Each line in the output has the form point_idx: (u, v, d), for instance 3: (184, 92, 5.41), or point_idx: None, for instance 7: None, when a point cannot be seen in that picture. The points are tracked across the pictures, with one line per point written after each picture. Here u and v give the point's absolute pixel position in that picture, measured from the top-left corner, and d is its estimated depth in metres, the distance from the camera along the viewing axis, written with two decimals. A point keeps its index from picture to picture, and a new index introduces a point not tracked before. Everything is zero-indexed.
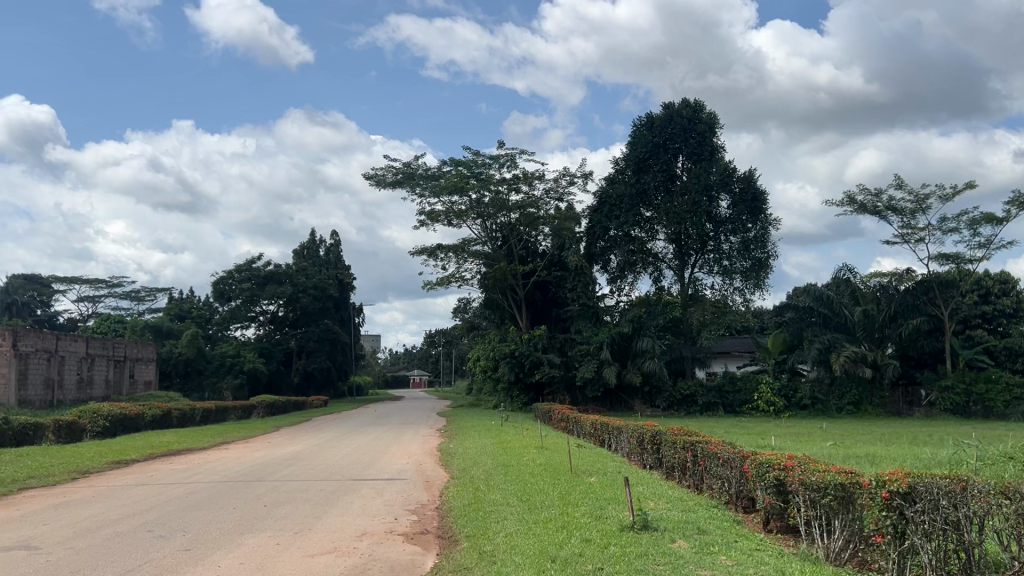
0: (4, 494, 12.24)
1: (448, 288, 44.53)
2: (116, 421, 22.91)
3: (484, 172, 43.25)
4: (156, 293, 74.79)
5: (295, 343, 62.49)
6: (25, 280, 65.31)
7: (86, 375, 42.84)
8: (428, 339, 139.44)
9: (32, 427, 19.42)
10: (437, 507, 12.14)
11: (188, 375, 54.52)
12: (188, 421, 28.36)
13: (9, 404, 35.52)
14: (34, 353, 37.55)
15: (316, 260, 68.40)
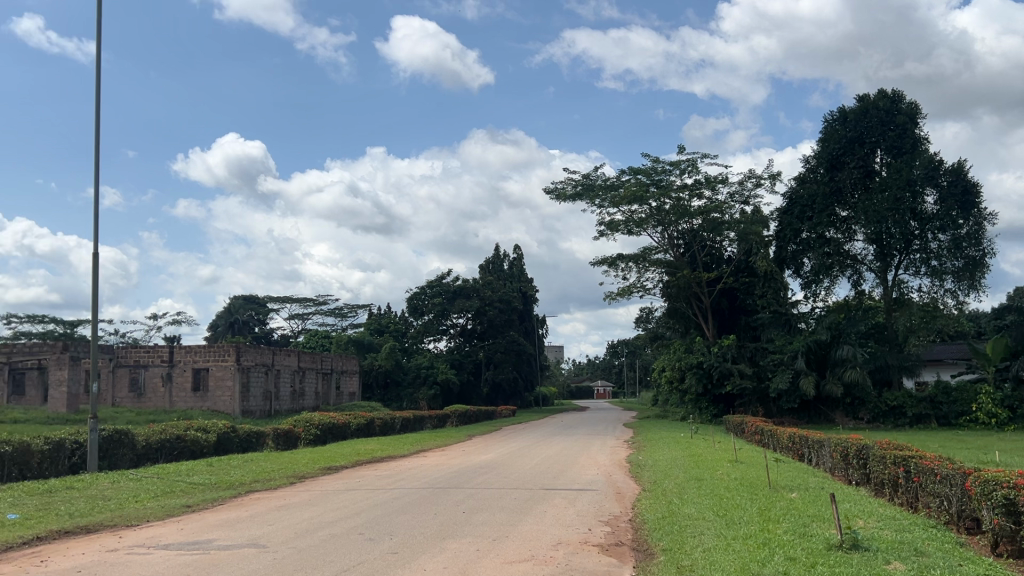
0: (234, 495, 13.48)
1: (630, 298, 44.22)
2: (326, 430, 24.59)
3: (665, 179, 42.66)
4: (357, 310, 79.61)
5: (482, 355, 63.98)
6: (244, 301, 71.45)
7: (298, 387, 46.35)
8: (612, 350, 139.29)
9: (254, 435, 21.27)
10: (631, 518, 12.03)
11: (387, 387, 58.28)
12: (388, 429, 29.96)
13: (235, 413, 39.06)
14: (254, 367, 41.03)
15: (500, 274, 70.29)
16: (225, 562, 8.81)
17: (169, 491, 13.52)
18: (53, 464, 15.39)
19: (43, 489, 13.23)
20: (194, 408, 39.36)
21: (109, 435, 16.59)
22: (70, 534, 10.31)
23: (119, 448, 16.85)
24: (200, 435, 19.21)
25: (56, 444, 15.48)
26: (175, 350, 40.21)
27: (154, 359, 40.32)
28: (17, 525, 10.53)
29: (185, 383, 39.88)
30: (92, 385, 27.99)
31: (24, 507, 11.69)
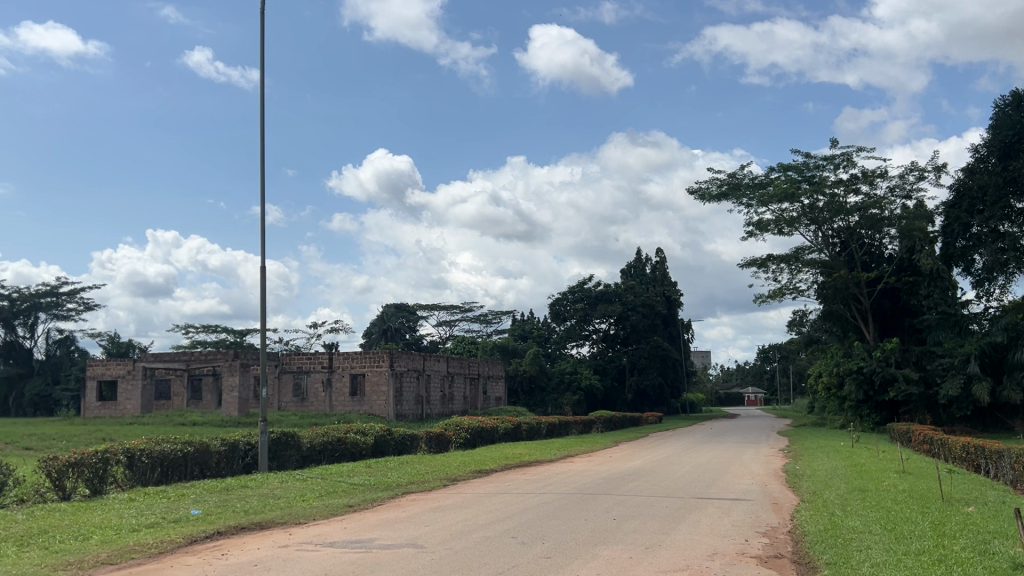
0: (392, 496, 14.03)
1: (781, 301, 42.62)
2: (475, 434, 25.13)
3: (817, 174, 40.89)
4: (501, 316, 80.91)
5: (626, 360, 63.66)
6: (396, 309, 74.18)
7: (447, 392, 47.67)
8: (762, 355, 134.54)
9: (409, 438, 22.06)
10: (791, 531, 11.55)
11: (532, 392, 58.30)
12: (535, 434, 30.25)
13: (389, 417, 40.63)
14: (406, 372, 42.53)
15: (642, 279, 69.53)
16: (386, 561, 9.15)
17: (332, 491, 14.22)
18: (229, 463, 16.56)
19: (222, 486, 14.27)
20: (352, 411, 41.27)
21: (277, 437, 17.67)
22: (245, 530, 11.03)
23: (287, 450, 17.91)
24: (359, 438, 20.11)
25: (231, 445, 16.65)
26: (334, 356, 42.29)
27: (315, 365, 42.58)
28: (199, 520, 11.39)
29: (344, 388, 41.87)
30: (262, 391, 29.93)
31: (206, 503, 12.66)
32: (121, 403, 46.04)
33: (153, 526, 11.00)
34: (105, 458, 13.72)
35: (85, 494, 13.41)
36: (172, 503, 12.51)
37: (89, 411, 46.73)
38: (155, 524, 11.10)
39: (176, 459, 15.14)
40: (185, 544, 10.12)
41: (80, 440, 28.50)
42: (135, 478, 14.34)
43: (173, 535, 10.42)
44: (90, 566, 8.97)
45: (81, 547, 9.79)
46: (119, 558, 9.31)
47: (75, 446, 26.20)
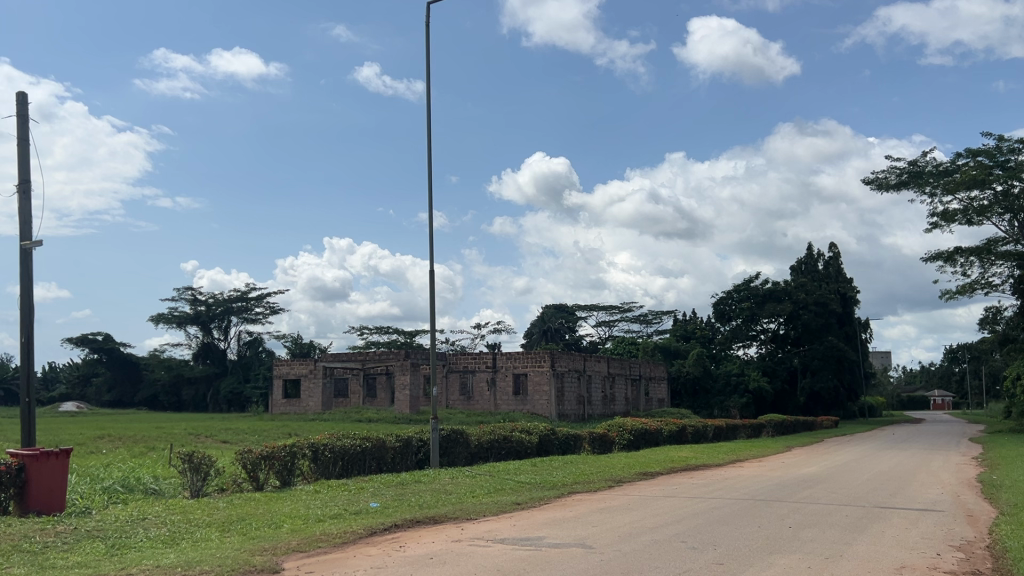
0: (558, 496, 14.14)
1: (972, 297, 39.35)
2: (639, 435, 24.91)
3: (1011, 159, 37.53)
4: (663, 316, 79.74)
5: (798, 361, 61.02)
6: (555, 310, 74.78)
7: (609, 393, 47.59)
8: (949, 356, 124.73)
9: (573, 438, 22.18)
10: (988, 546, 10.65)
11: (697, 394, 57.39)
12: (701, 437, 29.58)
13: (552, 416, 41.05)
14: (567, 373, 42.81)
15: (814, 276, 66.34)
16: (555, 560, 9.22)
17: (499, 488, 14.54)
18: (403, 458, 17.33)
19: (397, 481, 14.94)
20: (516, 410, 41.98)
21: (447, 434, 18.30)
22: (420, 523, 11.48)
23: (456, 446, 18.51)
24: (524, 436, 20.43)
25: (405, 441, 17.39)
26: (497, 356, 43.21)
27: (479, 365, 43.65)
28: (377, 513, 11.96)
29: (507, 387, 42.66)
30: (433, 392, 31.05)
31: (383, 496, 13.31)
32: (304, 400, 49.30)
33: (336, 517, 11.66)
34: (293, 451, 14.70)
35: (276, 485, 14.43)
36: (352, 495, 13.22)
37: (276, 407, 50.24)
38: (339, 515, 11.77)
39: (355, 453, 15.99)
40: (366, 535, 10.66)
41: (270, 434, 30.75)
42: (318, 470, 15.30)
43: (356, 526, 11.02)
44: (284, 552, 9.64)
45: (275, 534, 10.57)
46: (308, 546, 9.94)
47: (266, 440, 28.25)
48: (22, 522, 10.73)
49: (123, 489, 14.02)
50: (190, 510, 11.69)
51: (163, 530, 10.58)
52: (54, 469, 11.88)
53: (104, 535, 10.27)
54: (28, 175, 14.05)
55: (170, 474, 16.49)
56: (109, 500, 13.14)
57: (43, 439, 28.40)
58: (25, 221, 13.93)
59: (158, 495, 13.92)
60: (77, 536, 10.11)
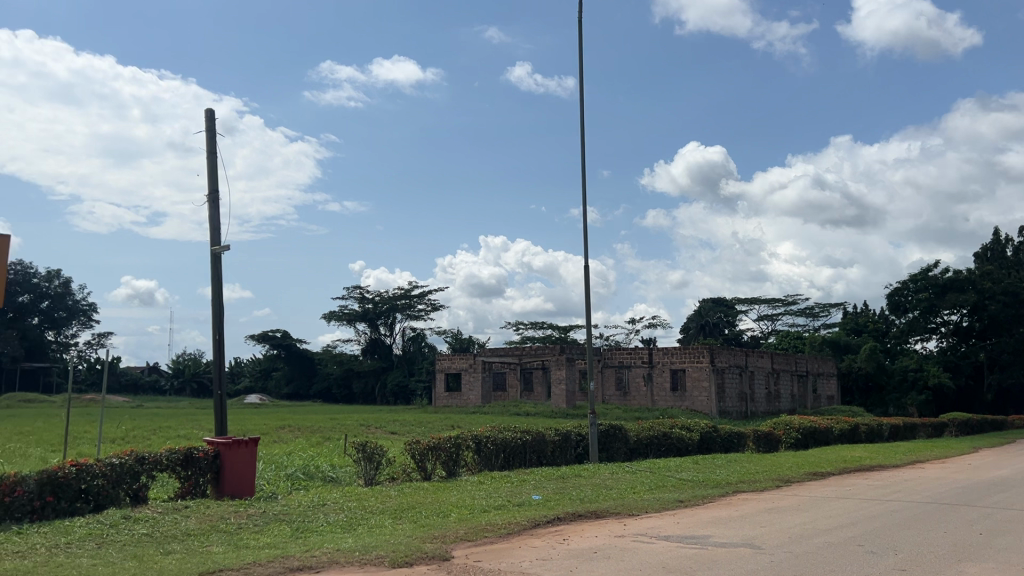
0: (722, 494, 13.81)
1: None
2: (808, 434, 23.90)
3: None
4: (830, 309, 75.97)
5: (984, 356, 56.39)
6: (715, 304, 73.02)
7: (773, 389, 45.97)
8: None
9: (736, 436, 21.57)
10: None
11: (870, 390, 55.05)
12: (876, 437, 27.96)
13: (712, 413, 40.08)
14: (728, 368, 41.69)
15: (1002, 263, 61.12)
16: (723, 559, 9.01)
17: (661, 485, 14.41)
18: (563, 453, 17.49)
19: (558, 474, 15.09)
20: (675, 407, 41.32)
21: (605, 429, 18.33)
22: (582, 517, 11.54)
23: (615, 442, 18.48)
24: (685, 433, 20.08)
25: (564, 435, 17.55)
26: (654, 351, 42.64)
27: (636, 360, 43.27)
28: (540, 505, 12.12)
29: (665, 382, 42.09)
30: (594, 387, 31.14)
31: (545, 489, 13.48)
32: (464, 393, 50.73)
33: (500, 508, 11.93)
34: (457, 443, 15.18)
35: (442, 475, 14.95)
36: (515, 487, 13.47)
37: (438, 400, 51.99)
38: (503, 506, 12.03)
39: (517, 446, 16.30)
40: (530, 527, 10.85)
41: (434, 426, 31.91)
42: (482, 462, 15.71)
43: (519, 517, 11.23)
44: (452, 540, 9.97)
45: (443, 523, 10.94)
46: (475, 536, 10.23)
47: (432, 431, 29.30)
48: (219, 505, 11.68)
49: (304, 476, 14.97)
50: (365, 497, 12.31)
51: (341, 516, 11.21)
52: (245, 457, 12.87)
53: (288, 518, 11.00)
54: (217, 186, 15.27)
55: (345, 463, 17.42)
56: (292, 485, 14.10)
57: (234, 429, 30.81)
58: (215, 227, 15.16)
59: (335, 482, 14.78)
60: (266, 519, 10.89)
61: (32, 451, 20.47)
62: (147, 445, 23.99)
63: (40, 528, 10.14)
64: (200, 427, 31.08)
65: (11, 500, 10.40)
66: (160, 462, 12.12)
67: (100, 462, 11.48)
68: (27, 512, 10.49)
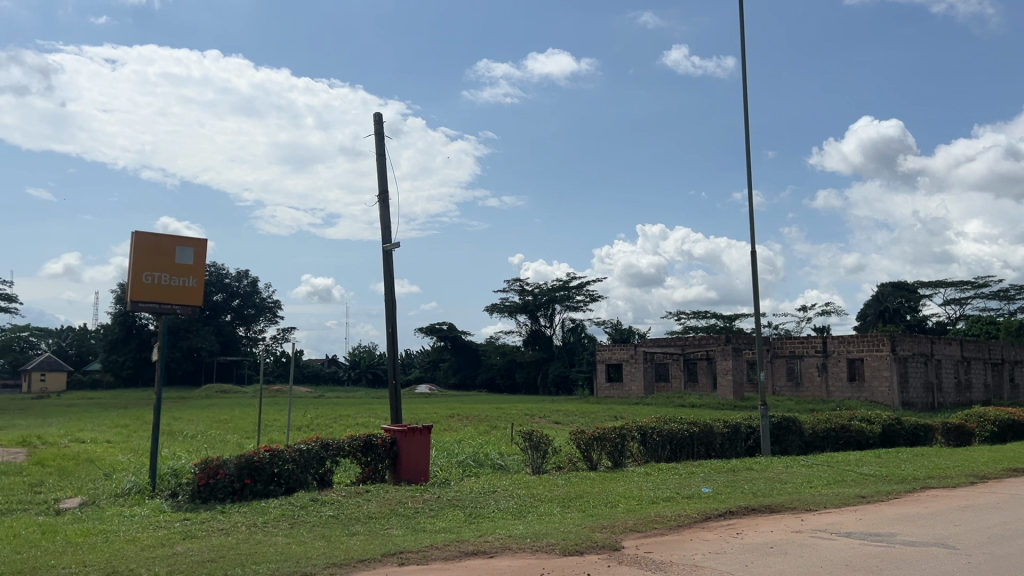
0: (909, 490, 12.97)
1: None
2: (1006, 427, 21.99)
3: None
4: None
5: None
6: (894, 288, 68.58)
7: (962, 379, 42.65)
8: None
9: (923, 429, 20.20)
10: None
11: None
12: None
13: (894, 405, 37.71)
14: (911, 357, 39.05)
15: None
16: (913, 559, 8.46)
17: (841, 479, 13.71)
18: (733, 446, 17.01)
19: (728, 467, 14.71)
20: (852, 398, 39.22)
21: (778, 422, 17.70)
22: (756, 511, 11.20)
23: (789, 435, 17.83)
24: (865, 425, 19.02)
25: (734, 428, 17.08)
26: (828, 340, 40.61)
27: (808, 350, 41.36)
28: (710, 498, 11.87)
29: (841, 372, 40.04)
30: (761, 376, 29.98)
31: (715, 481, 13.18)
32: (626, 384, 50.50)
33: (669, 499, 11.80)
34: (623, 433, 15.14)
35: (608, 465, 14.98)
36: (684, 479, 13.28)
37: (601, 391, 52.06)
38: (672, 498, 11.88)
39: (684, 438, 16.03)
40: (701, 519, 10.64)
41: (598, 416, 31.93)
42: (648, 453, 15.61)
43: (689, 510, 11.05)
44: (621, 530, 9.95)
45: (611, 513, 10.95)
46: (644, 527, 10.16)
47: (596, 421, 29.35)
48: (397, 490, 12.26)
49: (474, 463, 15.43)
50: (534, 485, 12.53)
51: (511, 502, 11.46)
52: (419, 443, 13.42)
53: (461, 504, 11.38)
54: (387, 186, 15.99)
55: (513, 451, 17.80)
56: (464, 472, 14.57)
57: (407, 418, 32.25)
58: (386, 226, 15.89)
59: (504, 469, 15.15)
60: (441, 504, 11.31)
61: (231, 437, 22.34)
62: (330, 432, 25.56)
63: (240, 507, 11.05)
64: (376, 415, 32.76)
65: (215, 482, 11.45)
66: (343, 448, 12.89)
67: (290, 447, 12.33)
68: (229, 493, 11.49)
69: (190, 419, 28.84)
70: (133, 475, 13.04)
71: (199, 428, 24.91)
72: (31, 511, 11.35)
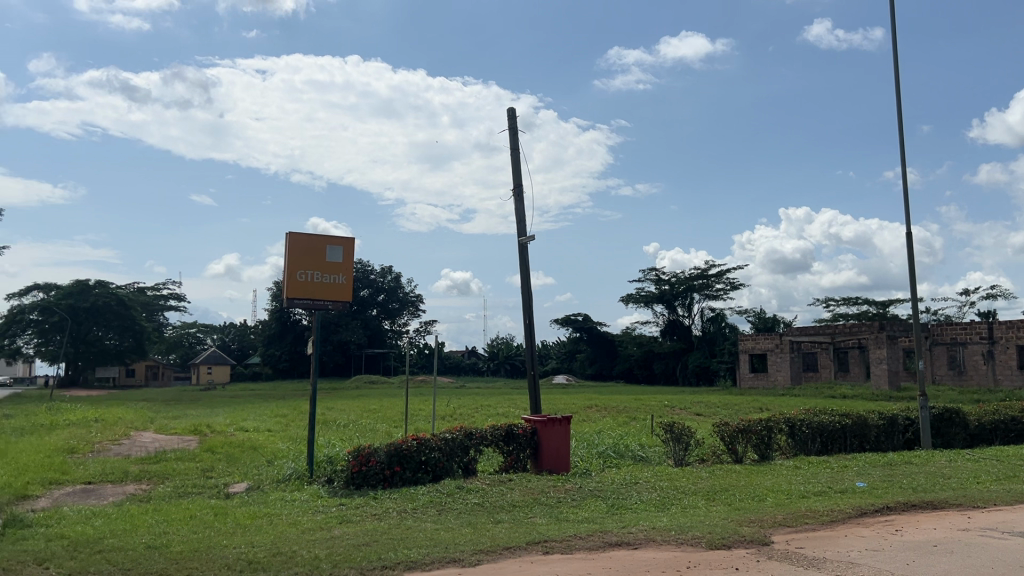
0: None
1: None
2: None
3: None
4: None
5: None
6: None
7: None
8: None
9: None
10: None
11: None
12: None
13: None
14: None
15: None
16: None
17: (1011, 475, 12.74)
18: (889, 438, 16.14)
19: (885, 460, 13.98)
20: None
21: (939, 414, 16.65)
22: (917, 507, 10.59)
23: (952, 427, 16.72)
24: None
25: (890, 419, 16.17)
26: (994, 326, 37.81)
27: (972, 336, 38.64)
28: (864, 493, 11.32)
29: (1010, 361, 37.13)
30: (921, 366, 28.18)
31: (871, 476, 12.55)
32: (772, 374, 48.87)
33: (821, 494, 11.34)
34: (770, 425, 14.68)
35: (755, 458, 14.57)
36: (836, 473, 12.73)
37: (744, 381, 50.63)
38: (824, 492, 11.41)
39: (835, 430, 15.37)
40: (856, 515, 10.16)
41: (742, 408, 31.11)
42: (797, 446, 15.08)
43: (844, 505, 10.57)
44: (771, 525, 9.65)
45: (759, 506, 10.65)
46: (794, 522, 9.81)
47: (740, 413, 28.64)
48: (540, 479, 12.41)
49: (615, 454, 15.39)
50: (677, 478, 12.34)
51: (654, 494, 11.36)
52: (560, 434, 13.52)
53: (604, 495, 11.37)
54: (522, 180, 16.15)
55: (655, 442, 17.60)
56: (606, 463, 14.56)
57: (546, 408, 32.64)
58: (521, 219, 16.06)
59: (646, 461, 15.02)
60: (583, 495, 11.36)
61: (380, 426, 23.28)
62: (473, 421, 26.19)
63: (390, 493, 11.52)
64: (516, 405, 33.26)
65: (367, 469, 12.00)
66: (486, 438, 13.19)
67: (436, 436, 12.71)
68: (380, 480, 11.99)
69: (342, 409, 30.36)
70: (294, 462, 13.85)
71: (350, 418, 26.14)
72: (204, 494, 12.29)
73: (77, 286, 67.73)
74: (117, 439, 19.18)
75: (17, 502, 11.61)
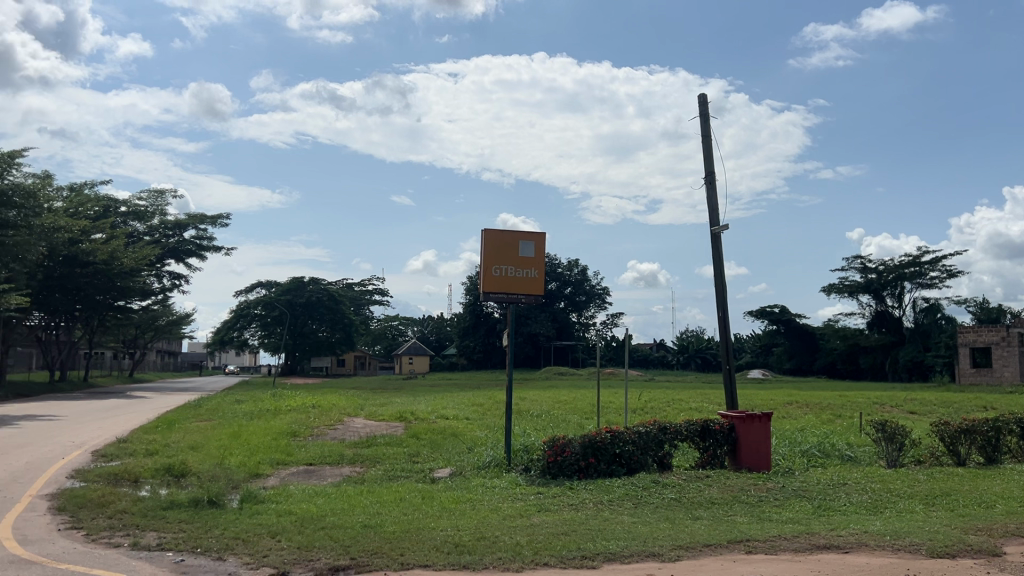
0: None
1: None
2: None
3: None
4: None
5: None
6: None
7: None
8: None
9: None
10: None
11: None
12: None
13: None
14: None
15: None
16: None
17: None
18: None
19: None
20: None
21: None
22: None
23: None
24: None
25: None
26: None
27: None
28: None
29: None
30: None
31: None
32: (998, 370, 44.54)
33: None
34: (997, 426, 13.41)
35: (980, 461, 13.37)
36: None
37: (963, 377, 46.47)
38: None
39: None
40: None
41: (965, 406, 28.55)
42: None
43: None
44: (1001, 534, 8.83)
45: (986, 513, 9.77)
46: None
47: (961, 412, 26.36)
48: (740, 476, 12.08)
49: (820, 454, 14.64)
50: (891, 479, 11.57)
51: (865, 497, 10.71)
52: (759, 430, 13.01)
53: (810, 495, 10.87)
54: (713, 170, 15.76)
55: (864, 442, 16.55)
56: (810, 462, 13.91)
57: (742, 403, 31.64)
58: (714, 209, 15.66)
59: (855, 462, 14.18)
60: (787, 494, 10.92)
61: (572, 418, 23.48)
62: (665, 415, 25.80)
63: (587, 483, 11.67)
64: (711, 400, 32.40)
65: (562, 460, 12.23)
66: (681, 432, 13.03)
67: (630, 429, 12.70)
68: (575, 471, 12.18)
69: (536, 400, 30.94)
70: (492, 450, 14.33)
71: (543, 408, 26.56)
72: (411, 478, 13.01)
73: (293, 284, 73.59)
74: (332, 424, 20.69)
75: (251, 479, 12.86)
